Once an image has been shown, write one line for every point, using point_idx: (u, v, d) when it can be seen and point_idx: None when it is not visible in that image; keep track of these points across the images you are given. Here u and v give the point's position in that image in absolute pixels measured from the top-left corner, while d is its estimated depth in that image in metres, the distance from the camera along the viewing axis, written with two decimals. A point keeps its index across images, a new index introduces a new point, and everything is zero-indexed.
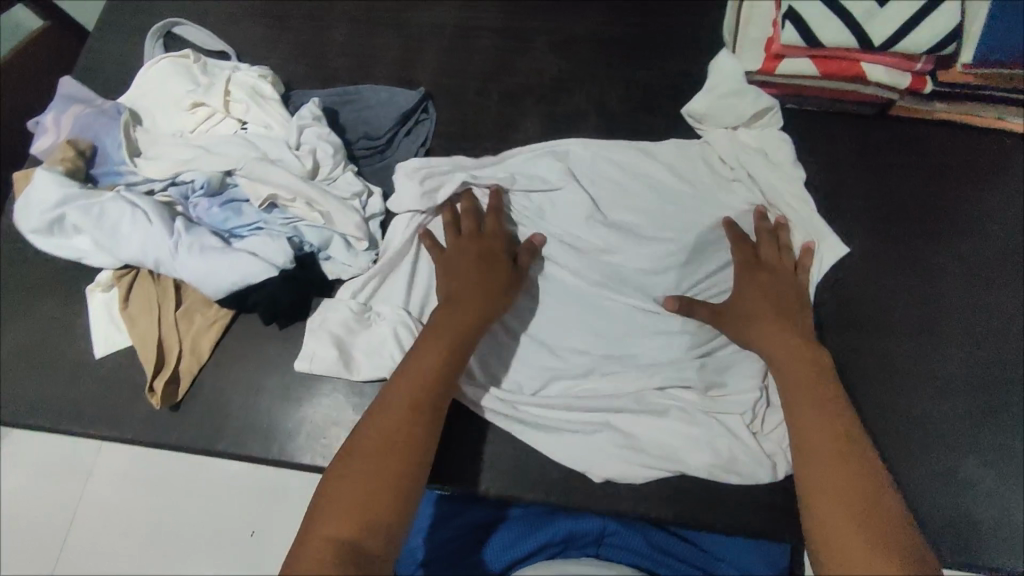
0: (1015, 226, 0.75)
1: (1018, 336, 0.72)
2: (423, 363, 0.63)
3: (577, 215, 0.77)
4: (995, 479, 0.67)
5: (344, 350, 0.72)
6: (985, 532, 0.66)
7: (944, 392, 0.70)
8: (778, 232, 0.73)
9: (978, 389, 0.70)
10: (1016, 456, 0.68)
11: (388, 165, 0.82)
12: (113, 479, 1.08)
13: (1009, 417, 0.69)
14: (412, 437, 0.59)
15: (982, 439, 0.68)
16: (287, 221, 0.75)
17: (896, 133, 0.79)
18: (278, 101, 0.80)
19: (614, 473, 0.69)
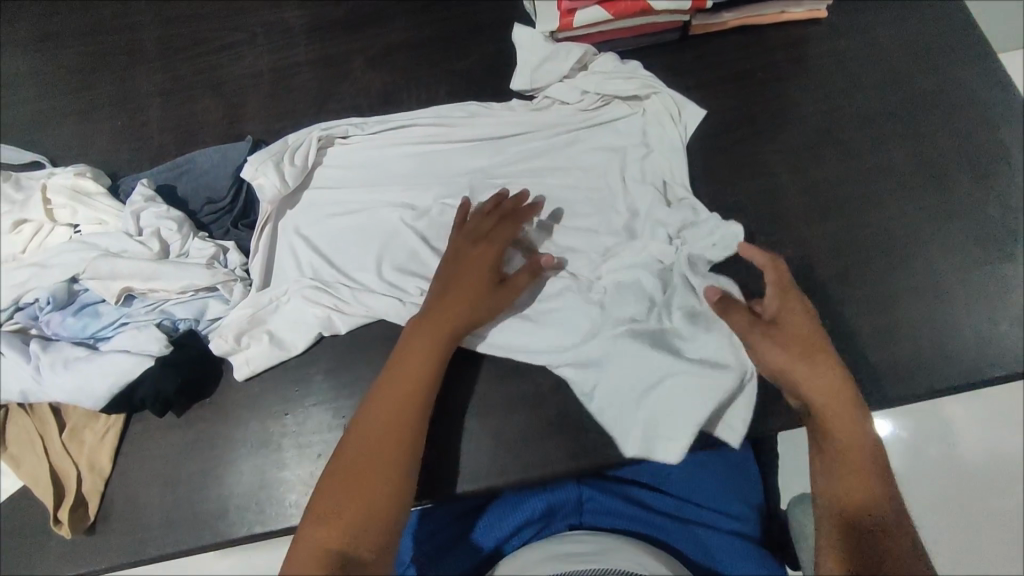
0: (824, 102, 0.82)
1: (857, 195, 0.77)
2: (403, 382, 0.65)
3: (437, 209, 0.78)
4: (877, 325, 0.72)
5: (270, 333, 0.72)
6: (882, 375, 0.70)
7: (810, 264, 0.75)
8: (648, 100, 0.81)
9: (838, 251, 0.75)
10: (888, 297, 0.73)
11: (237, 219, 0.80)
12: None
13: (870, 270, 0.74)
14: (384, 475, 0.61)
15: (854, 293, 0.73)
16: (151, 307, 0.72)
17: (699, 52, 0.85)
18: (105, 193, 0.77)
19: (573, 309, 0.72)
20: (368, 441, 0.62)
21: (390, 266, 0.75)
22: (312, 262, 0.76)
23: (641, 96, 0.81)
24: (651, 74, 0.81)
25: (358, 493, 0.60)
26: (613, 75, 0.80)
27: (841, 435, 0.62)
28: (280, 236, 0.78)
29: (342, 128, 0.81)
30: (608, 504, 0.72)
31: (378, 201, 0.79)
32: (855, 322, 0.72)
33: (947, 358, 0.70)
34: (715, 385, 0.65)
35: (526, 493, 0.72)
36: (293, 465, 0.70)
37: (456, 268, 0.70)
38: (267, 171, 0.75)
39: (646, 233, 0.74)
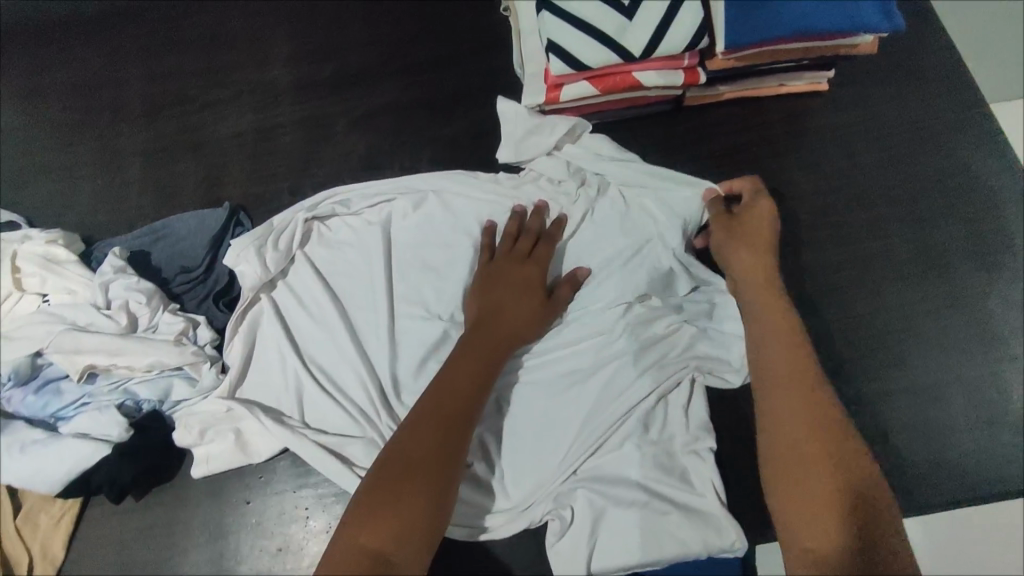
0: (821, 182, 0.78)
1: (854, 284, 0.73)
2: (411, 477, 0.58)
3: (418, 292, 0.75)
4: (872, 427, 0.68)
5: (237, 432, 0.69)
6: None
7: None
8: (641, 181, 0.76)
9: (833, 345, 0.71)
10: (884, 398, 0.69)
11: (211, 291, 0.77)
12: None
13: (865, 367, 0.70)
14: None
15: (847, 391, 0.69)
16: (115, 385, 0.70)
17: (693, 125, 0.82)
18: (76, 262, 0.75)
19: (550, 415, 0.70)
20: (394, 462, 0.59)
21: (369, 362, 0.72)
22: (289, 355, 0.73)
23: (636, 173, 0.76)
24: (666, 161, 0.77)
25: (385, 545, 0.55)
26: (619, 161, 0.77)
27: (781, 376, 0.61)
28: (263, 319, 0.75)
29: (327, 206, 0.79)
30: None
31: (361, 286, 0.76)
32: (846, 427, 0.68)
33: (944, 467, 0.66)
34: (708, 526, 0.64)
35: None
36: (251, 557, 0.67)
37: (514, 319, 0.69)
38: (248, 257, 0.74)
39: (633, 329, 0.71)
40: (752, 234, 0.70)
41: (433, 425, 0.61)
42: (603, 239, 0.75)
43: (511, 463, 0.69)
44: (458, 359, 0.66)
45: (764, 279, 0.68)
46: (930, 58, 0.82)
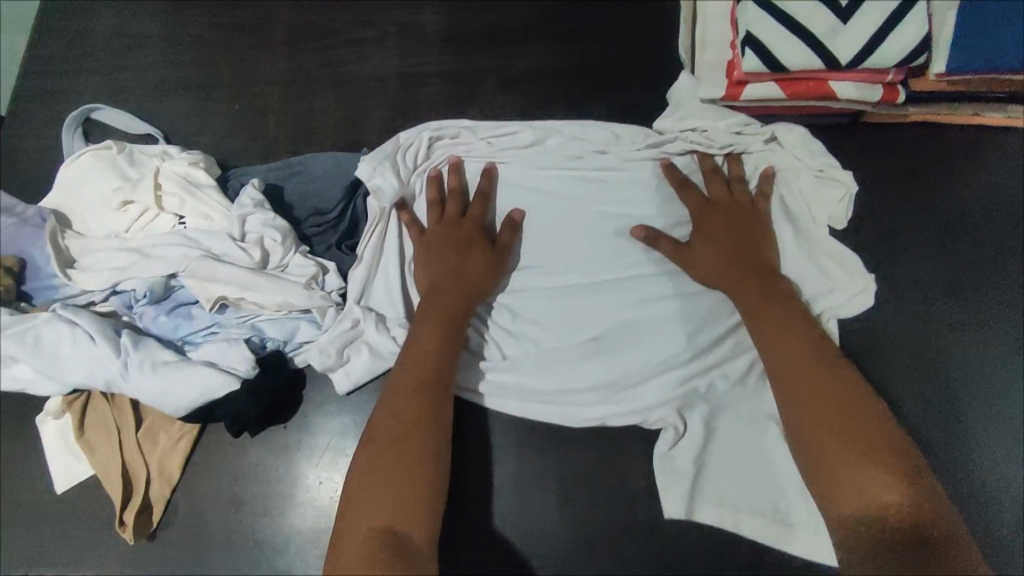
0: (993, 227, 0.74)
1: (1008, 337, 0.71)
2: (388, 419, 0.60)
3: (555, 270, 0.71)
4: (1001, 484, 0.67)
5: (369, 344, 0.70)
6: (993, 539, 0.66)
7: (944, 408, 0.69)
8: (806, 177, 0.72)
9: (978, 395, 0.69)
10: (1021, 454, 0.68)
11: (342, 238, 0.76)
12: None
13: (1007, 421, 0.69)
14: (406, 495, 0.56)
15: (983, 443, 0.68)
16: (243, 319, 0.70)
17: (870, 141, 0.76)
18: (214, 188, 0.74)
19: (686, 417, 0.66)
20: (370, 478, 0.57)
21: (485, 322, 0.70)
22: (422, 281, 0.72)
23: (808, 153, 0.72)
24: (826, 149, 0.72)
25: (402, 463, 0.58)
26: (783, 156, 0.73)
27: (773, 351, 0.62)
28: (386, 242, 0.73)
29: (455, 129, 0.76)
30: None
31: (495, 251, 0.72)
32: (969, 491, 0.67)
33: None
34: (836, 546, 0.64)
35: None
36: None
37: (461, 264, 0.68)
38: (384, 172, 0.72)
39: None
40: (704, 226, 0.69)
41: (393, 434, 0.59)
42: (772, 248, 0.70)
43: (629, 467, 0.67)
44: (405, 361, 0.63)
45: (729, 262, 0.67)
46: None
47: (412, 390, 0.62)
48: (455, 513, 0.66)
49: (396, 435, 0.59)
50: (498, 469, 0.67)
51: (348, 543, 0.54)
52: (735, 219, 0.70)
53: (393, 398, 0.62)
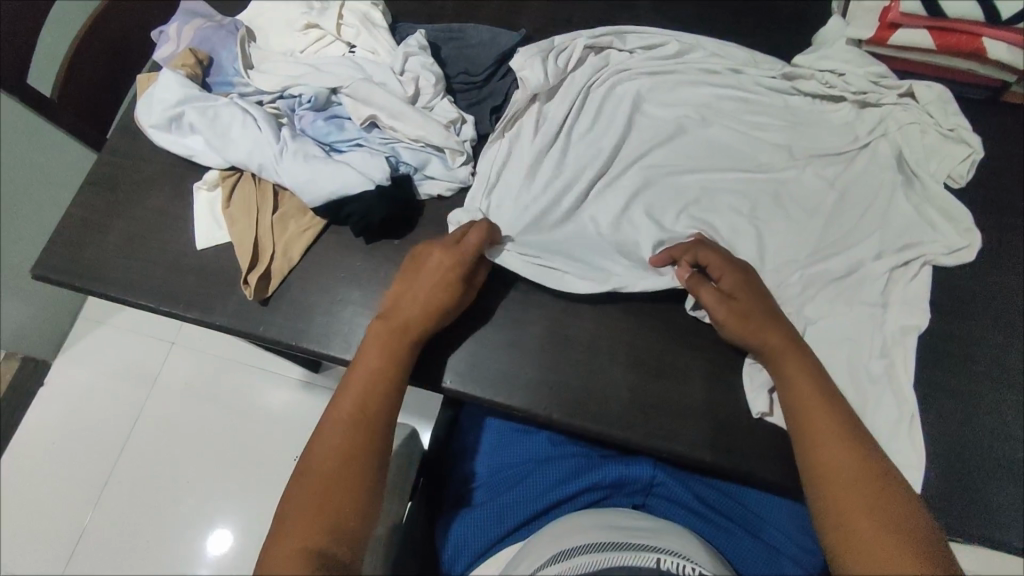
0: None
1: None
2: (343, 407, 0.62)
3: (671, 173, 0.78)
4: None
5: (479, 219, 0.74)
6: None
7: (1018, 385, 0.70)
8: (928, 139, 0.76)
9: None
10: None
11: (483, 100, 0.83)
12: (197, 399, 1.33)
13: None
14: (348, 484, 0.59)
15: None
16: (385, 141, 0.78)
17: (1006, 120, 0.77)
18: (385, 29, 0.83)
19: None
20: (334, 451, 0.60)
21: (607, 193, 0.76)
22: (542, 174, 0.77)
23: (931, 113, 0.77)
24: (960, 110, 0.76)
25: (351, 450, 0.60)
26: (911, 109, 0.77)
27: (806, 413, 0.62)
28: (523, 125, 0.79)
29: (607, 38, 0.83)
30: (674, 493, 0.73)
31: (621, 136, 0.79)
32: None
33: None
34: None
35: (604, 460, 0.75)
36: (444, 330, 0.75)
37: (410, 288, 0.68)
38: (534, 64, 0.77)
39: (866, 279, 0.72)
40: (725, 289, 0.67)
41: (350, 416, 0.62)
42: (873, 199, 0.75)
43: (700, 355, 0.72)
44: (362, 363, 0.65)
45: (756, 296, 0.67)
46: None
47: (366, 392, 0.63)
48: (531, 353, 0.72)
49: (345, 428, 0.61)
50: (577, 326, 0.73)
51: (294, 509, 0.58)
52: (752, 287, 0.68)
53: (352, 385, 0.64)
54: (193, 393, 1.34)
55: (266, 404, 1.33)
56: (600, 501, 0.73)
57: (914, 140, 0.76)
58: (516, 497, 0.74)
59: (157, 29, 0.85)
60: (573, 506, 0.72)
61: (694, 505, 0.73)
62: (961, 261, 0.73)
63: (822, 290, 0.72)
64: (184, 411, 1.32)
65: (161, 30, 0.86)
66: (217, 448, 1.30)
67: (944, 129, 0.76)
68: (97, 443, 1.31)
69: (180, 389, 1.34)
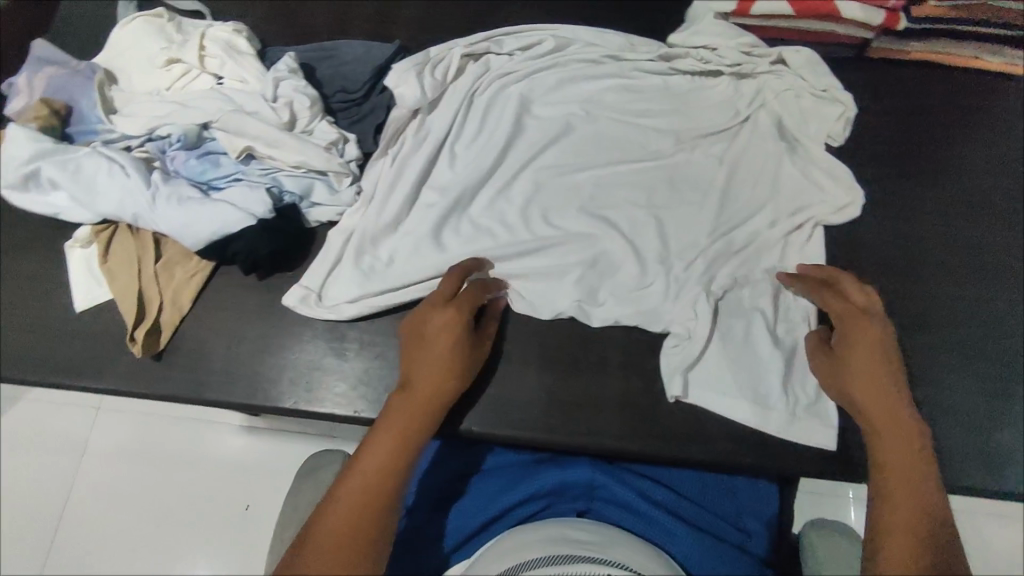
0: (988, 169, 0.77)
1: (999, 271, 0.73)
2: (378, 472, 0.58)
3: (561, 166, 0.77)
4: (985, 403, 0.69)
5: (367, 254, 0.73)
6: (974, 458, 0.67)
7: (931, 324, 0.71)
8: (804, 99, 0.78)
9: (967, 318, 0.71)
10: (1009, 379, 0.69)
11: (365, 118, 0.81)
12: (125, 464, 1.21)
13: (994, 350, 0.70)
14: (362, 549, 0.54)
15: (969, 366, 0.70)
16: (265, 171, 0.75)
17: (871, 74, 0.80)
18: (252, 55, 0.79)
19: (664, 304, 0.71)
20: (342, 521, 0.55)
21: (500, 195, 0.76)
22: (429, 193, 0.76)
23: (804, 77, 0.78)
24: (830, 70, 0.77)
25: (362, 512, 0.56)
26: (783, 76, 0.78)
27: (864, 391, 0.62)
28: (404, 145, 0.78)
29: (484, 44, 0.81)
30: (616, 494, 0.72)
31: (508, 134, 0.78)
32: (945, 400, 0.68)
33: None
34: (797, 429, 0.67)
35: (542, 467, 0.74)
36: (352, 358, 0.72)
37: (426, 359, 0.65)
38: (410, 81, 0.76)
39: (761, 245, 0.73)
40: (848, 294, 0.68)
41: (372, 481, 0.58)
42: (760, 165, 0.77)
43: (611, 344, 0.71)
44: (388, 432, 0.61)
45: (859, 290, 0.67)
46: None
47: (401, 451, 0.60)
48: None
49: (364, 491, 0.57)
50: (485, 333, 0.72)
51: None
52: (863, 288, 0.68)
53: (378, 449, 0.59)
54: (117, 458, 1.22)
55: (197, 456, 1.20)
56: (541, 511, 0.72)
57: (789, 107, 0.78)
58: (455, 515, 0.72)
59: (4, 82, 0.78)
60: (512, 520, 0.71)
61: (639, 506, 0.70)
62: (848, 216, 0.74)
63: (720, 263, 0.73)
64: (109, 480, 1.21)
65: (8, 82, 0.79)
66: (149, 514, 1.18)
67: (821, 95, 0.77)
68: (23, 528, 1.21)
69: (103, 455, 1.22)
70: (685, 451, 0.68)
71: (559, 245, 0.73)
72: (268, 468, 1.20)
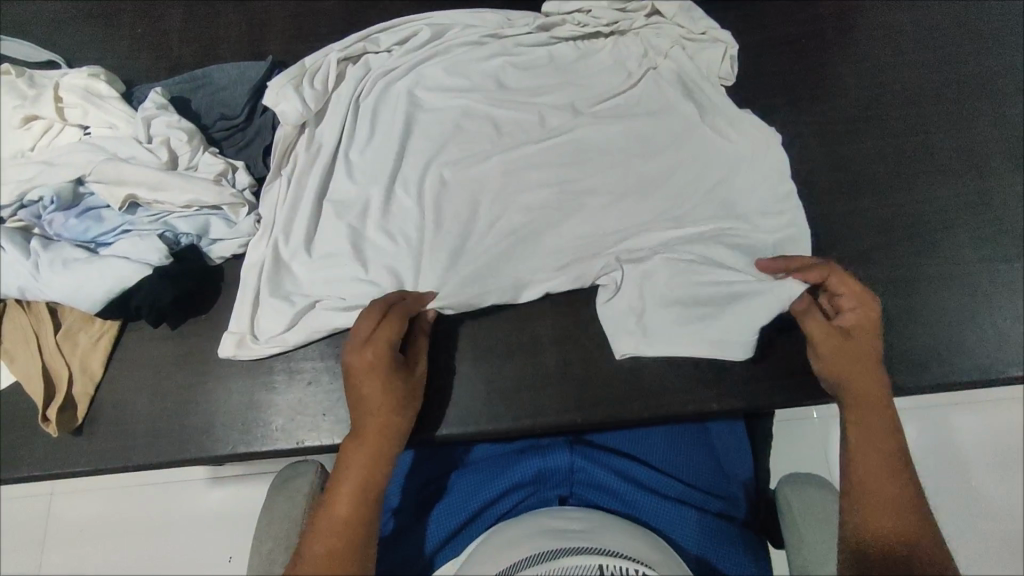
0: (876, 74, 0.78)
1: (913, 169, 0.74)
2: (348, 499, 0.58)
3: (461, 155, 0.76)
4: (925, 302, 0.69)
5: (279, 279, 0.71)
6: (927, 357, 0.67)
7: (855, 235, 0.72)
8: (683, 45, 0.79)
9: (889, 221, 0.72)
10: (946, 273, 0.70)
11: (251, 141, 0.78)
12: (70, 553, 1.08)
13: (923, 248, 0.71)
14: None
15: (902, 268, 0.70)
16: (154, 217, 0.71)
17: (742, 10, 0.81)
18: (116, 98, 0.75)
19: (586, 270, 0.71)
20: (325, 557, 0.55)
21: (404, 193, 0.74)
22: (331, 208, 0.73)
23: (679, 24, 0.79)
24: (704, 12, 0.79)
25: (345, 543, 0.56)
26: (660, 27, 0.80)
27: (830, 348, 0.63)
28: (297, 161, 0.75)
29: (360, 46, 0.79)
30: (598, 477, 0.70)
31: (400, 133, 0.76)
32: (889, 309, 0.69)
33: (993, 348, 0.67)
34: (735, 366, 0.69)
35: (520, 455, 0.71)
36: (283, 390, 0.70)
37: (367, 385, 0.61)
38: (288, 95, 0.73)
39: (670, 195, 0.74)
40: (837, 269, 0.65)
41: (347, 514, 0.58)
42: (657, 116, 0.77)
43: (540, 321, 0.71)
44: (351, 458, 0.60)
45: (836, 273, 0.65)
46: None
47: (369, 470, 0.59)
48: None
49: (342, 520, 0.57)
50: None
51: None
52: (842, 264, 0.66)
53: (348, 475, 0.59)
54: (60, 547, 1.09)
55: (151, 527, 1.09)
56: (523, 504, 0.69)
57: (673, 55, 0.79)
58: (437, 517, 0.69)
59: None
60: (493, 515, 0.68)
61: (620, 485, 0.69)
62: (756, 151, 0.74)
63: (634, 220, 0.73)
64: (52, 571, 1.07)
65: None
66: None
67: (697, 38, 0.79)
68: None
69: (42, 549, 1.09)
70: (632, 410, 0.68)
71: (472, 235, 0.72)
72: (237, 521, 1.09)
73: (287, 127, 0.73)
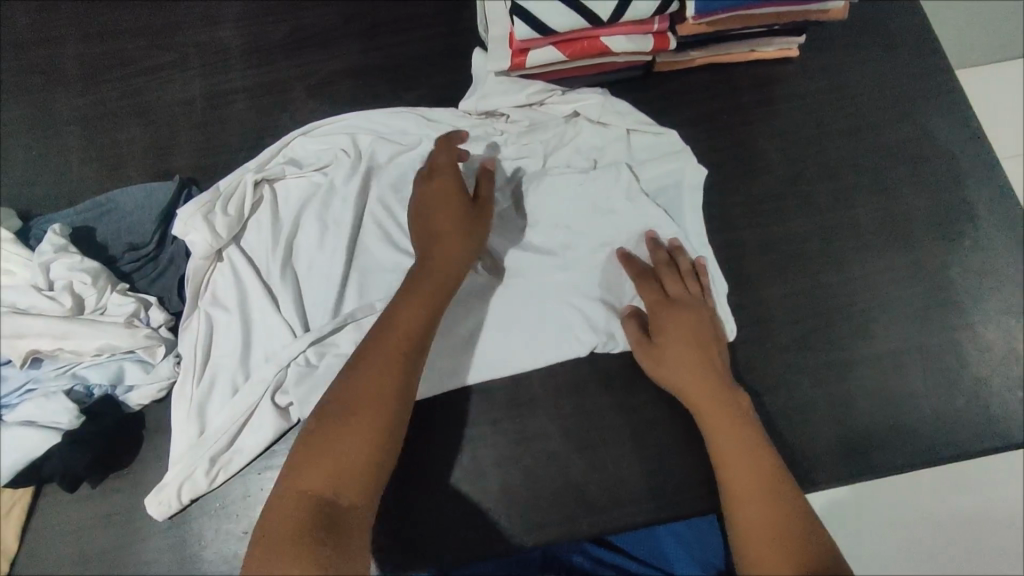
0: (798, 148, 0.78)
1: (841, 245, 0.74)
2: (401, 332, 0.60)
3: (388, 271, 0.73)
4: (860, 385, 0.69)
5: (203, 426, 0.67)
6: (865, 443, 0.67)
7: (789, 320, 0.71)
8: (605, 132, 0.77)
9: (821, 302, 0.72)
10: (878, 353, 0.70)
11: (165, 271, 0.74)
12: None
13: (855, 329, 0.71)
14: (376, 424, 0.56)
15: (836, 351, 0.70)
16: (60, 370, 0.67)
17: (662, 91, 0.80)
18: (11, 239, 0.68)
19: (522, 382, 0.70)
20: (344, 396, 0.57)
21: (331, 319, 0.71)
22: (255, 345, 0.70)
23: (601, 112, 0.77)
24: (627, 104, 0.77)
25: (374, 392, 0.57)
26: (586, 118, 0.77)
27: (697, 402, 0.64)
28: (216, 294, 0.71)
29: (277, 164, 0.76)
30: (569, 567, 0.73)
31: (323, 253, 0.73)
32: (825, 397, 0.69)
33: (928, 428, 0.68)
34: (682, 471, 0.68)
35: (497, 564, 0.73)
36: (216, 541, 0.66)
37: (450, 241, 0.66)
38: (195, 225, 0.69)
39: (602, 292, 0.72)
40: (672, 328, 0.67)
41: (389, 350, 0.59)
42: (587, 209, 0.74)
43: (481, 442, 0.68)
44: (411, 300, 0.62)
45: (689, 356, 0.66)
46: (890, 29, 0.82)
47: (426, 304, 0.62)
48: None
49: (379, 360, 0.59)
50: None
51: (281, 505, 0.52)
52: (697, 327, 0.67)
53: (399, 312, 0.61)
54: None
55: None
56: None
57: (599, 146, 0.77)
58: None
59: None
60: None
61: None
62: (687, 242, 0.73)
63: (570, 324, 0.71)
64: None
65: None
66: None
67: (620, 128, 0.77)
68: None
69: None
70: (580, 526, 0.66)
71: None
72: None
73: (201, 261, 0.70)
